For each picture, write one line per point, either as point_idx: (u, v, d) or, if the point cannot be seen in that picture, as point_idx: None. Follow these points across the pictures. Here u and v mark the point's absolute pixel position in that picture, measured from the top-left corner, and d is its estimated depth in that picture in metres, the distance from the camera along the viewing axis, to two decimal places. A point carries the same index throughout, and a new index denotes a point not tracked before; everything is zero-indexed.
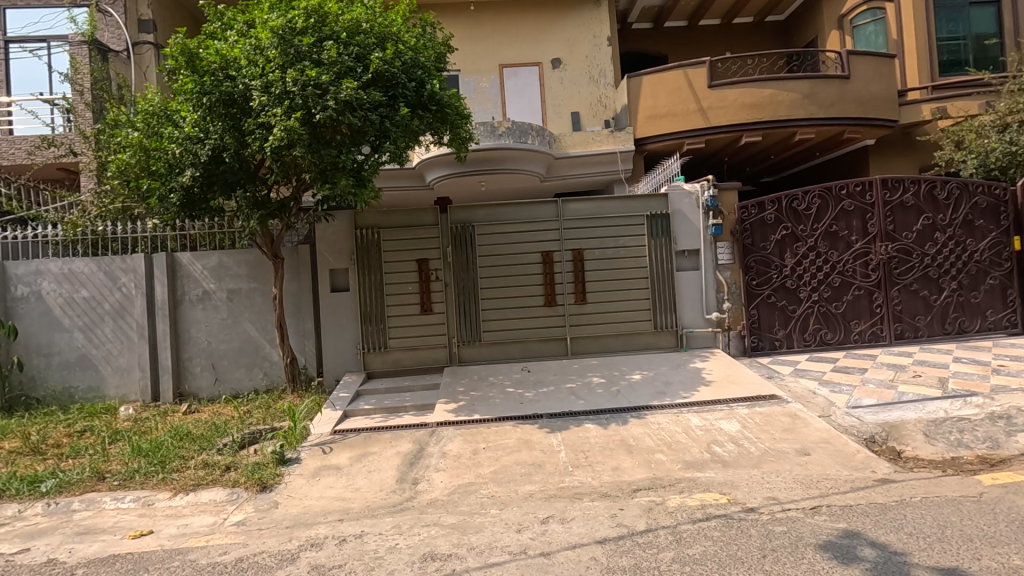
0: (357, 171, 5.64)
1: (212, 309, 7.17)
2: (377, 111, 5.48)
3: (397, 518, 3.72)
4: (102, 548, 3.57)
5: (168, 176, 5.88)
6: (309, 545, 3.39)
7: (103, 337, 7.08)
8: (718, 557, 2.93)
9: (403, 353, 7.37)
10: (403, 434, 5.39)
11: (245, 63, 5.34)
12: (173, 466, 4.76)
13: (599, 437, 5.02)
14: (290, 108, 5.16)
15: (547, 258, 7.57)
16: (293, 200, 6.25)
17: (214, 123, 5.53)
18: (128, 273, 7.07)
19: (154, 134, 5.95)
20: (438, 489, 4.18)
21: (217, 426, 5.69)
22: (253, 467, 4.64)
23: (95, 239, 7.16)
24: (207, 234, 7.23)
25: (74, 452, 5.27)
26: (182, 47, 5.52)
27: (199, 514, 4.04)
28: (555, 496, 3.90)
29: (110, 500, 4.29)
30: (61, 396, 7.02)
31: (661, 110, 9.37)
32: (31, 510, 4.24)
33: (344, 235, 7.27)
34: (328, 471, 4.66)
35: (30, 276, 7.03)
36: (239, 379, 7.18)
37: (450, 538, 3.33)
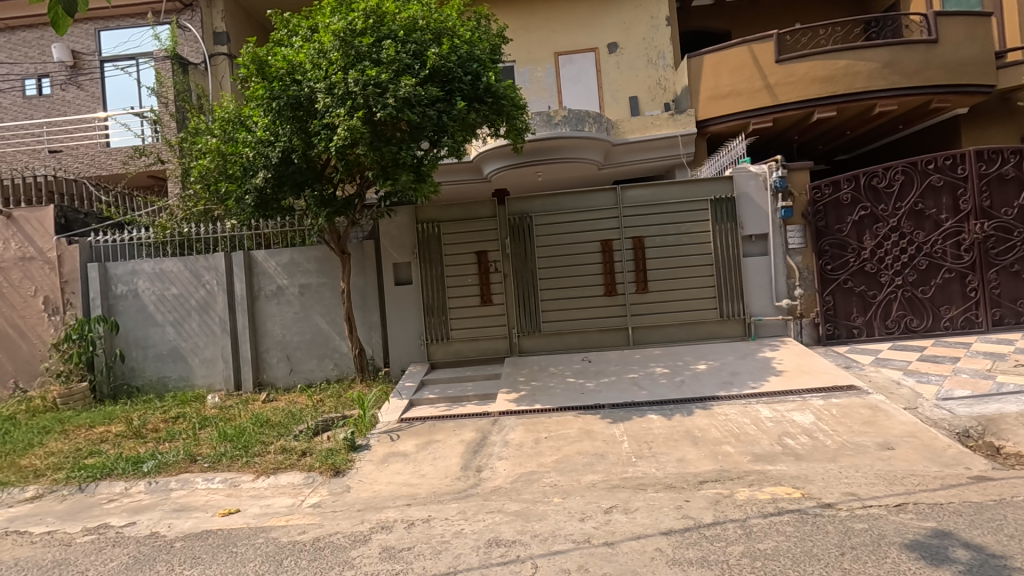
0: (416, 166, 5.78)
1: (285, 303, 7.59)
2: (434, 106, 5.56)
3: (462, 504, 3.81)
4: (196, 524, 3.88)
5: (243, 179, 6.22)
6: (379, 528, 3.54)
7: (191, 330, 7.64)
8: (793, 553, 2.80)
9: (465, 344, 7.50)
10: (466, 423, 5.50)
11: (309, 66, 5.55)
12: (256, 450, 5.09)
13: (663, 427, 4.92)
14: (352, 108, 5.33)
15: (606, 247, 7.46)
16: (357, 197, 6.52)
17: (283, 126, 5.81)
18: (210, 271, 7.58)
19: (230, 140, 6.33)
20: (501, 477, 4.25)
21: (293, 414, 6.04)
22: (327, 452, 4.89)
23: (181, 240, 7.73)
24: (280, 233, 7.63)
25: (170, 436, 5.74)
26: (253, 56, 5.84)
27: (278, 495, 4.31)
28: (618, 486, 3.87)
29: (202, 480, 4.66)
30: (157, 384, 7.66)
31: (724, 90, 8.99)
32: (135, 487, 4.67)
33: (406, 230, 7.47)
34: (395, 457, 4.84)
35: (128, 275, 7.69)
36: (312, 369, 7.56)
37: (514, 525, 3.38)
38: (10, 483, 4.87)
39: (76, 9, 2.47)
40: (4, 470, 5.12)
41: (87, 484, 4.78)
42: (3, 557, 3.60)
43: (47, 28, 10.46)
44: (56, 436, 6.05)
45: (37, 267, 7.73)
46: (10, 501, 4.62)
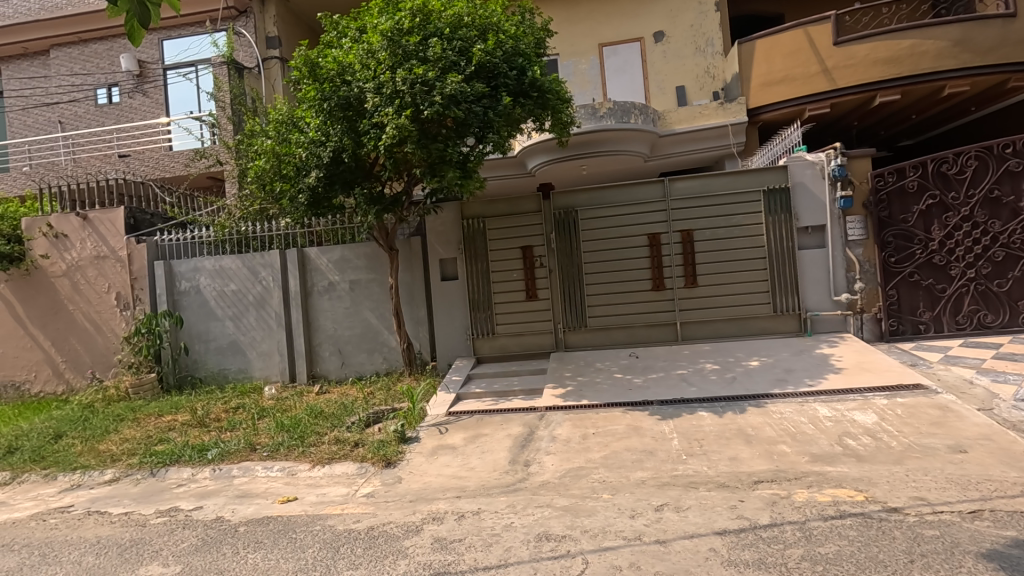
0: (462, 163, 5.83)
1: (337, 298, 7.82)
2: (480, 102, 5.60)
3: (511, 498, 3.84)
4: (257, 510, 4.06)
5: (296, 178, 6.42)
6: (431, 519, 3.61)
7: (248, 325, 7.98)
8: (856, 558, 2.69)
9: (510, 338, 7.54)
10: (513, 418, 5.54)
11: (359, 67, 5.68)
12: (311, 441, 5.28)
13: (714, 425, 4.81)
14: (400, 106, 5.42)
15: (653, 241, 7.34)
16: (405, 195, 6.64)
17: (334, 126, 5.96)
18: (266, 268, 7.89)
19: (284, 141, 6.53)
20: (549, 472, 4.26)
21: (345, 406, 6.23)
22: (378, 444, 5.01)
23: (239, 238, 8.08)
24: (331, 230, 7.85)
25: (232, 426, 6.02)
26: (305, 59, 6.02)
27: (334, 485, 4.46)
28: (668, 484, 3.81)
29: (262, 468, 4.88)
30: (218, 376, 8.05)
31: (777, 76, 8.65)
32: (201, 474, 4.94)
33: (452, 226, 7.54)
34: (444, 450, 4.92)
35: (191, 272, 8.11)
36: (362, 363, 7.77)
37: (563, 520, 3.38)
38: (91, 467, 5.23)
39: (151, 22, 2.60)
40: (85, 455, 5.50)
41: (158, 470, 5.08)
42: (87, 534, 3.88)
43: (115, 40, 11.09)
44: (129, 423, 6.46)
45: (109, 265, 8.25)
46: (92, 484, 4.97)
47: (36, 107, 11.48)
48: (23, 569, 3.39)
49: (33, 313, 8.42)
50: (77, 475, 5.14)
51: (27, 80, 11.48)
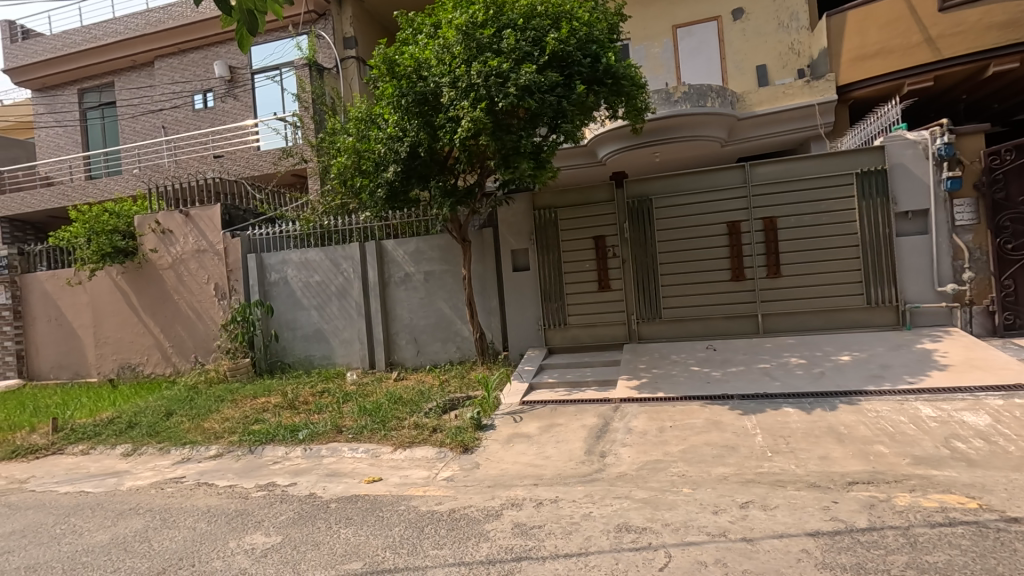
0: (536, 153, 5.84)
1: (412, 289, 8.08)
2: (554, 92, 5.59)
3: (588, 487, 3.85)
4: (346, 489, 4.31)
5: (375, 173, 6.66)
6: (510, 504, 3.68)
7: (331, 314, 8.42)
8: (970, 570, 2.49)
9: (582, 329, 7.50)
10: (587, 409, 5.53)
11: (435, 62, 5.80)
12: (392, 425, 5.51)
13: (801, 422, 4.58)
14: (475, 99, 5.50)
15: (733, 229, 7.05)
16: (477, 186, 6.74)
17: (411, 122, 6.11)
18: (347, 260, 8.29)
19: (364, 138, 6.79)
20: (626, 464, 4.22)
21: (422, 392, 6.46)
22: (456, 430, 5.16)
23: (322, 232, 8.52)
24: (407, 223, 8.12)
25: (319, 409, 6.39)
26: (384, 57, 6.21)
27: (415, 467, 4.65)
28: (753, 481, 3.68)
29: (348, 449, 5.16)
30: (305, 361, 8.56)
31: (872, 49, 8.02)
32: (294, 452, 5.29)
33: (523, 217, 7.58)
34: (520, 439, 4.99)
35: (280, 264, 8.64)
36: (436, 351, 7.99)
37: (643, 512, 3.35)
38: (198, 443, 5.73)
39: (258, 30, 2.77)
40: (193, 432, 6.04)
41: (256, 447, 5.49)
42: (198, 503, 4.26)
43: (210, 48, 11.93)
44: (229, 403, 7.01)
45: (208, 258, 8.94)
46: (199, 458, 5.45)
47: (143, 114, 12.57)
48: (148, 531, 3.79)
49: (144, 301, 9.29)
50: (187, 449, 5.65)
51: (136, 90, 12.59)
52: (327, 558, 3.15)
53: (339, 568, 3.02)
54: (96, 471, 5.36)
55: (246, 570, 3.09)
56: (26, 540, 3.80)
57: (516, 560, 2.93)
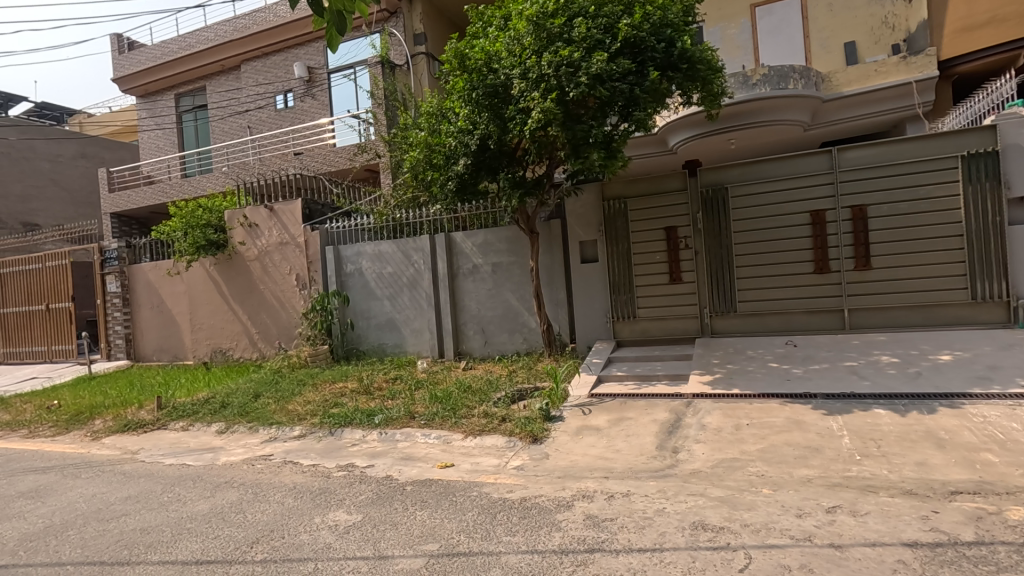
0: (607, 142, 5.75)
1: (480, 280, 8.20)
2: (626, 80, 5.49)
3: (661, 483, 3.78)
4: (420, 472, 4.46)
5: (446, 167, 6.77)
6: (581, 496, 3.68)
7: (403, 304, 8.71)
8: None
9: (652, 322, 7.35)
10: (658, 403, 5.42)
11: (505, 54, 5.85)
12: (463, 413, 5.64)
13: (894, 425, 4.28)
14: (546, 90, 5.49)
15: (816, 218, 6.66)
16: (546, 177, 6.74)
17: (481, 114, 6.16)
18: (418, 252, 8.53)
19: (435, 132, 6.92)
20: (700, 461, 4.11)
21: (491, 382, 6.58)
22: (524, 420, 5.20)
23: (395, 225, 8.80)
24: (475, 215, 8.25)
25: (392, 395, 6.64)
26: (456, 51, 6.29)
27: (485, 455, 4.74)
28: (840, 485, 3.47)
29: (421, 434, 5.33)
30: (378, 349, 8.91)
31: (980, 19, 7.69)
32: (371, 436, 5.53)
33: (592, 208, 7.49)
34: (589, 431, 4.97)
35: (355, 256, 9.03)
36: (504, 342, 8.08)
37: (720, 511, 3.25)
38: (283, 423, 6.11)
39: (347, 29, 2.88)
40: (279, 413, 6.44)
41: (335, 429, 5.78)
42: (286, 480, 4.55)
43: (290, 51, 12.58)
44: (310, 387, 7.42)
45: (291, 250, 9.46)
46: (285, 438, 5.81)
47: (231, 116, 13.43)
48: (242, 503, 4.09)
49: (234, 290, 9.97)
50: (274, 429, 6.04)
51: (225, 93, 13.47)
52: (404, 538, 3.28)
53: (417, 548, 3.13)
54: (195, 446, 5.84)
55: (331, 544, 3.27)
56: (140, 505, 4.21)
57: (589, 552, 2.92)
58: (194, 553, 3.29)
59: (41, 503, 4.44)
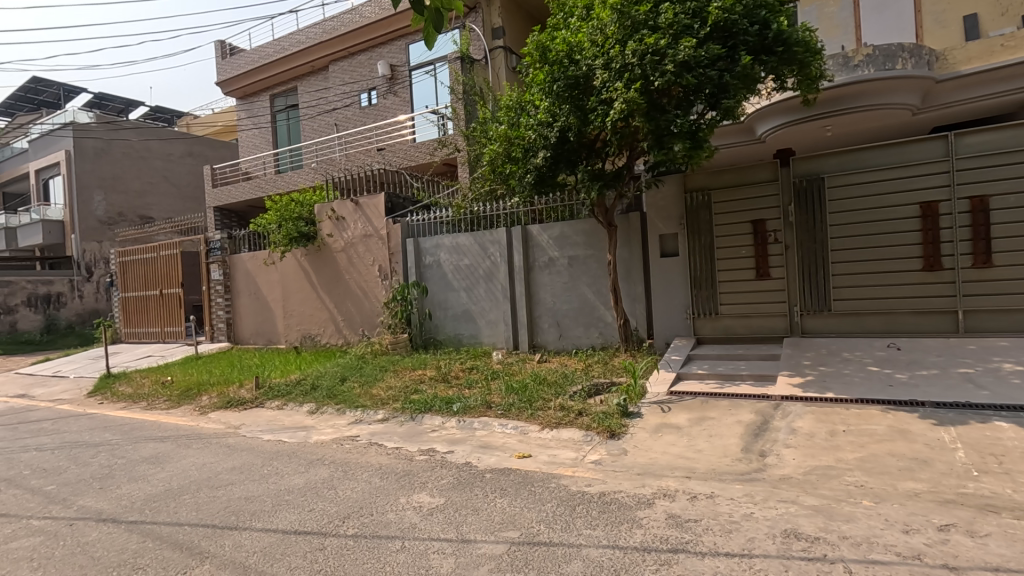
0: (692, 132, 5.49)
1: (556, 273, 8.19)
2: (715, 66, 5.28)
3: (748, 487, 3.62)
4: (498, 461, 4.54)
5: (524, 159, 6.76)
6: (662, 494, 3.60)
7: (479, 296, 8.86)
8: None
9: (736, 320, 7.06)
10: (743, 404, 5.19)
11: (587, 45, 5.80)
12: (539, 405, 5.67)
13: (1019, 441, 3.85)
14: (630, 79, 5.38)
15: (927, 211, 6.14)
16: (626, 169, 6.60)
17: (562, 106, 6.13)
18: (495, 244, 8.64)
19: (514, 125, 6.93)
20: (790, 466, 3.90)
21: (566, 375, 6.58)
22: (601, 415, 5.15)
23: (473, 218, 8.98)
24: (552, 208, 8.25)
25: (469, 384, 6.81)
26: (537, 44, 6.29)
27: (562, 448, 4.75)
28: (954, 502, 3.18)
29: (498, 424, 5.43)
30: (454, 339, 9.14)
31: None
32: (449, 423, 5.69)
33: (673, 201, 7.25)
34: (668, 429, 4.85)
35: (434, 248, 9.29)
36: (579, 336, 8.04)
37: (814, 520, 3.08)
38: (368, 407, 6.42)
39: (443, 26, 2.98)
40: (364, 397, 6.78)
41: (416, 415, 6.00)
42: (372, 460, 4.79)
43: (374, 50, 13.09)
44: (391, 373, 7.76)
45: (374, 242, 9.88)
46: (370, 420, 6.10)
47: (320, 114, 14.16)
48: (333, 480, 4.35)
49: (322, 280, 10.55)
50: (359, 412, 6.36)
51: (314, 92, 14.23)
52: (486, 523, 3.36)
53: (498, 534, 3.20)
54: (289, 424, 6.27)
55: (417, 525, 3.41)
56: (244, 475, 4.58)
57: (673, 551, 2.87)
58: (293, 524, 3.54)
59: (161, 468, 4.93)
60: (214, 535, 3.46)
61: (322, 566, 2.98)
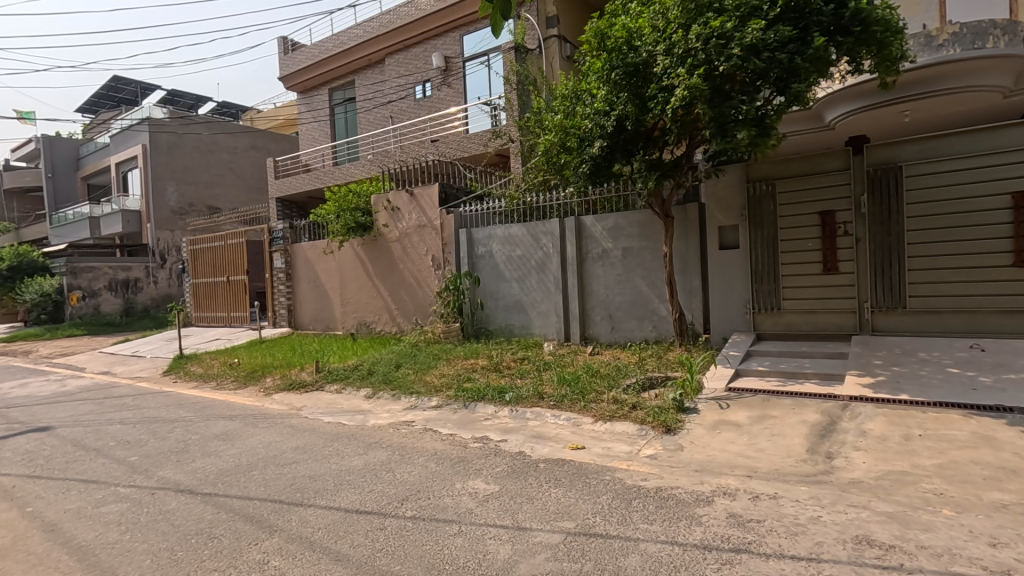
0: (759, 119, 5.28)
1: (609, 265, 8.08)
2: (786, 49, 5.08)
3: (814, 489, 3.47)
4: (552, 452, 4.55)
5: (579, 149, 6.66)
6: (722, 493, 3.51)
7: (531, 287, 8.87)
8: None
9: (799, 316, 6.80)
10: (807, 404, 4.98)
11: (648, 30, 5.68)
12: (592, 397, 5.63)
13: None
14: (693, 65, 5.24)
15: (1018, 202, 5.70)
16: (685, 158, 6.41)
17: (620, 94, 6.01)
18: (547, 235, 8.61)
19: (570, 114, 6.82)
20: (860, 470, 3.72)
21: (620, 368, 6.50)
22: (657, 410, 5.06)
23: (525, 208, 8.98)
24: (607, 199, 8.15)
25: (521, 374, 6.85)
26: (596, 31, 6.19)
27: (616, 441, 4.70)
28: None
29: (551, 415, 5.43)
30: (506, 330, 9.18)
31: None
32: (502, 412, 5.74)
33: (734, 190, 7.01)
34: (727, 426, 4.72)
35: (486, 239, 9.34)
36: (631, 329, 7.92)
37: (889, 527, 2.92)
38: (422, 394, 6.56)
39: (509, 13, 2.95)
40: (418, 383, 6.93)
41: (469, 403, 6.08)
42: (428, 445, 4.89)
43: (429, 42, 13.24)
44: (444, 362, 7.89)
45: (428, 233, 10.04)
46: (424, 406, 6.24)
47: (376, 107, 14.47)
48: (391, 463, 4.48)
49: (377, 269, 10.82)
50: (414, 398, 6.52)
51: (371, 86, 14.54)
52: (541, 513, 3.37)
53: (554, 524, 3.21)
54: (348, 408, 6.49)
55: (473, 510, 3.46)
56: (307, 455, 4.78)
57: (735, 551, 2.79)
58: (355, 503, 3.66)
59: (231, 445, 5.22)
60: (281, 510, 3.63)
61: (383, 545, 3.07)
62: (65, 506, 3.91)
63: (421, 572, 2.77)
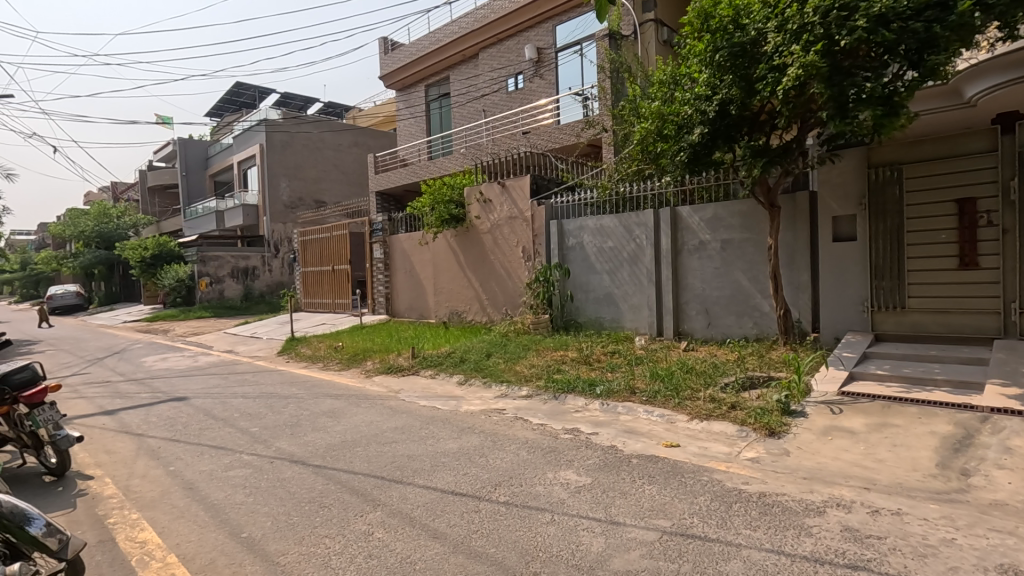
0: (885, 97, 4.77)
1: (707, 257, 7.72)
2: (921, 16, 4.54)
3: (946, 508, 3.12)
4: (644, 448, 4.44)
5: (677, 137, 6.35)
6: (835, 504, 3.25)
7: (622, 279, 8.69)
8: None
9: (928, 316, 6.13)
10: (936, 413, 4.48)
11: (757, 7, 5.35)
12: (687, 394, 5.42)
13: None
14: (810, 41, 4.86)
15: None
16: (796, 143, 5.95)
17: (724, 77, 5.71)
18: (640, 227, 8.37)
19: (667, 101, 6.54)
20: (1004, 491, 3.29)
21: (717, 366, 6.20)
22: (758, 411, 4.77)
23: (618, 199, 8.81)
24: (705, 188, 7.80)
25: (612, 368, 6.74)
26: (699, 12, 5.91)
27: (714, 441, 4.49)
28: None
29: (644, 411, 5.30)
30: (595, 322, 9.07)
31: None
32: (592, 405, 5.70)
33: (853, 176, 6.42)
34: (840, 433, 4.36)
35: (577, 230, 9.25)
36: (730, 325, 7.53)
37: None
38: (512, 382, 6.68)
39: None
40: (507, 372, 7.06)
41: (559, 394, 6.09)
42: (519, 434, 4.95)
43: (522, 34, 13.29)
44: (534, 352, 7.94)
45: (519, 224, 10.13)
46: (514, 395, 6.35)
47: (469, 101, 14.80)
48: (484, 448, 4.59)
49: (469, 259, 11.08)
50: (504, 386, 6.65)
51: (465, 80, 14.89)
52: (635, 508, 3.30)
53: (648, 521, 3.13)
54: (441, 392, 6.75)
55: (565, 500, 3.47)
56: (405, 435, 5.02)
57: (851, 568, 2.58)
58: (450, 484, 3.80)
59: (338, 422, 5.60)
60: (382, 486, 3.84)
61: (478, 527, 3.16)
62: (200, 468, 4.40)
63: (515, 556, 2.83)
